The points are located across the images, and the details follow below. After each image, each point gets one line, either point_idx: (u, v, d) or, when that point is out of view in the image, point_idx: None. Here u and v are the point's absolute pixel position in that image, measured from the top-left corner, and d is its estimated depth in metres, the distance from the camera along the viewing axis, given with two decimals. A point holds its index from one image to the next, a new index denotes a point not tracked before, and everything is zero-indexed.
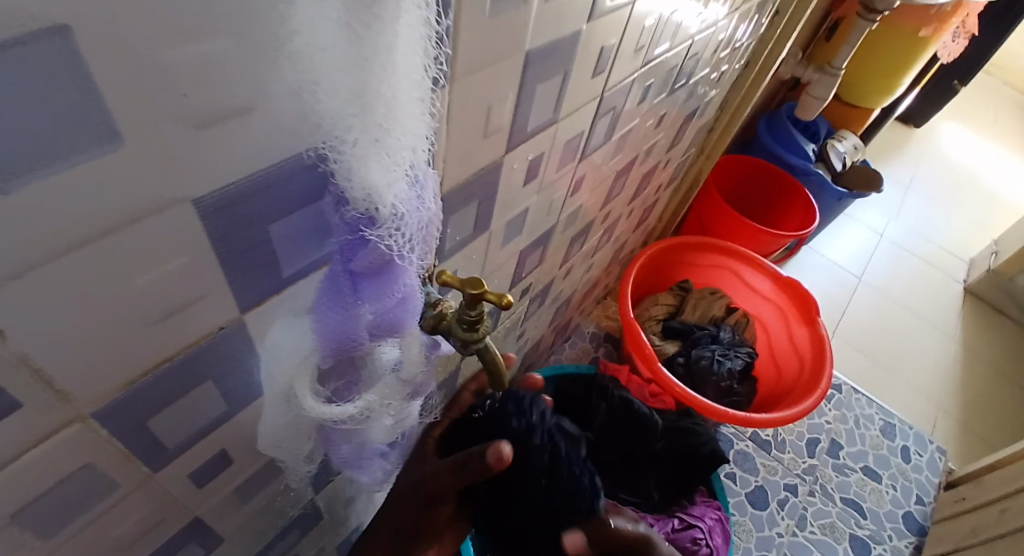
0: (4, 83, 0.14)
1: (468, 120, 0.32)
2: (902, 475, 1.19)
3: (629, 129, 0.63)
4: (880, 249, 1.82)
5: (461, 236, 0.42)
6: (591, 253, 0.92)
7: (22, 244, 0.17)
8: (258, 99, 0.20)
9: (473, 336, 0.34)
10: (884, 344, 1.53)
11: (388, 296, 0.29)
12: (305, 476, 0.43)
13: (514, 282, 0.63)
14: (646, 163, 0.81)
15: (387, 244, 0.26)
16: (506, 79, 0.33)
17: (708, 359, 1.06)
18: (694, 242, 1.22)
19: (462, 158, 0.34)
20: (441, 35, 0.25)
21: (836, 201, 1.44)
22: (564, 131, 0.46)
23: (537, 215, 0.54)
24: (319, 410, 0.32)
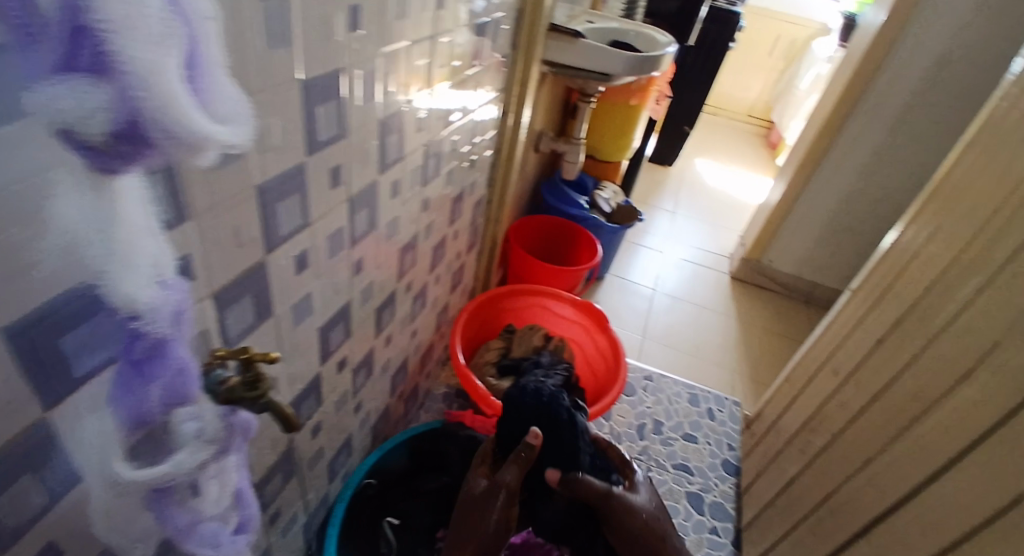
0: None
1: (219, 240, 0.45)
2: (712, 432, 1.49)
3: (395, 215, 0.80)
4: (665, 263, 2.25)
5: (246, 323, 0.53)
6: (408, 320, 1.06)
7: None
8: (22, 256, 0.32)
9: (257, 392, 0.46)
10: (684, 337, 1.90)
11: (164, 370, 0.38)
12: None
13: (326, 357, 0.74)
14: (429, 237, 0.99)
15: (155, 329, 0.35)
16: (244, 206, 0.47)
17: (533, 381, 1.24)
18: (507, 290, 1.44)
19: (222, 267, 0.47)
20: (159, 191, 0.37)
21: (614, 234, 1.78)
22: (323, 230, 0.61)
23: (324, 298, 0.67)
24: (129, 472, 0.38)
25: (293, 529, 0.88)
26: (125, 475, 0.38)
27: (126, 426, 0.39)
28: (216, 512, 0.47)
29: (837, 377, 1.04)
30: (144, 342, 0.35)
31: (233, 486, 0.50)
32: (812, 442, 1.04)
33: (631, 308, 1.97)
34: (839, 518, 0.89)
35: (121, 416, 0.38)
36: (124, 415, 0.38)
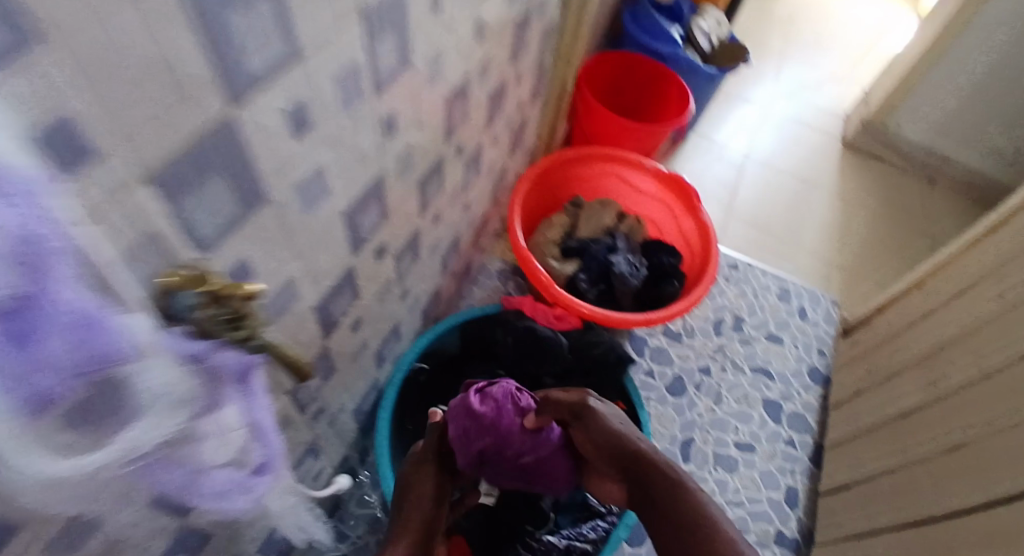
0: None
1: (144, 83, 0.25)
2: (802, 333, 1.30)
3: (437, 47, 0.55)
4: (765, 121, 1.88)
5: (233, 215, 0.37)
6: (459, 191, 0.87)
7: None
8: None
9: (237, 331, 0.33)
10: (776, 214, 1.62)
11: (62, 326, 0.20)
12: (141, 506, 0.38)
13: (358, 244, 0.59)
14: (485, 83, 0.73)
15: (24, 289, 0.18)
16: (179, 25, 0.26)
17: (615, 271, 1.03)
18: (576, 155, 1.16)
19: (159, 134, 0.28)
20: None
21: (709, 81, 1.39)
22: (327, 70, 0.39)
23: (346, 170, 0.49)
24: (77, 465, 0.24)
25: (341, 418, 0.80)
26: (47, 477, 0.23)
27: (70, 422, 0.25)
28: (214, 459, 0.36)
29: (997, 304, 0.86)
30: (111, 364, 0.23)
31: (239, 435, 0.37)
32: (949, 380, 0.88)
33: (720, 177, 1.68)
34: (948, 480, 0.80)
35: (62, 424, 0.24)
36: (63, 417, 0.24)
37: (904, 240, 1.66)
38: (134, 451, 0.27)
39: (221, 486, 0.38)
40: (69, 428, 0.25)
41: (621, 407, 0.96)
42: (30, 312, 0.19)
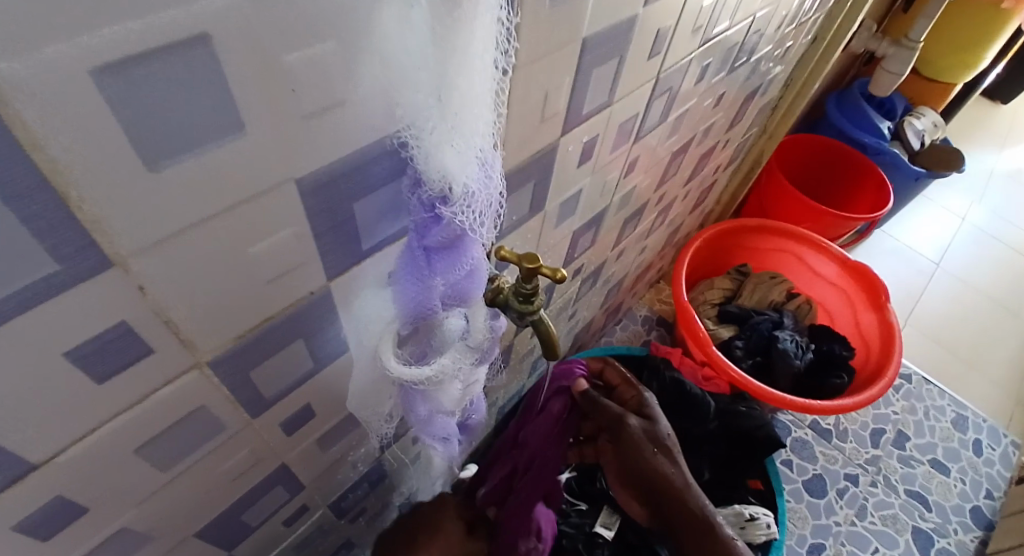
0: (165, 91, 0.17)
1: (529, 105, 0.34)
2: (973, 469, 1.15)
3: (686, 109, 0.61)
4: (961, 233, 1.72)
5: (518, 216, 0.45)
6: (643, 236, 0.91)
7: (142, 224, 0.20)
8: (277, 67, 0.19)
9: (529, 308, 0.38)
10: (962, 335, 1.46)
11: (457, 270, 0.30)
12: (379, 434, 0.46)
13: (568, 262, 0.66)
14: (703, 145, 0.78)
15: (461, 219, 0.27)
16: (563, 66, 0.34)
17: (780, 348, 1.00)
18: (755, 226, 1.16)
19: (520, 142, 0.36)
20: (505, 42, 0.25)
21: (913, 181, 1.33)
22: (618, 114, 0.47)
23: (591, 196, 0.56)
24: (401, 372, 0.32)
25: (490, 413, 0.86)
26: (393, 373, 0.33)
27: (404, 343, 0.35)
28: (455, 409, 0.40)
29: None
30: (459, 303, 0.32)
31: (474, 392, 0.41)
32: None
33: (898, 280, 1.56)
34: None
35: (405, 345, 0.35)
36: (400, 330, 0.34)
37: None
38: (438, 379, 0.35)
39: (445, 432, 0.42)
40: (408, 354, 0.35)
41: (759, 486, 0.95)
42: (447, 253, 0.28)
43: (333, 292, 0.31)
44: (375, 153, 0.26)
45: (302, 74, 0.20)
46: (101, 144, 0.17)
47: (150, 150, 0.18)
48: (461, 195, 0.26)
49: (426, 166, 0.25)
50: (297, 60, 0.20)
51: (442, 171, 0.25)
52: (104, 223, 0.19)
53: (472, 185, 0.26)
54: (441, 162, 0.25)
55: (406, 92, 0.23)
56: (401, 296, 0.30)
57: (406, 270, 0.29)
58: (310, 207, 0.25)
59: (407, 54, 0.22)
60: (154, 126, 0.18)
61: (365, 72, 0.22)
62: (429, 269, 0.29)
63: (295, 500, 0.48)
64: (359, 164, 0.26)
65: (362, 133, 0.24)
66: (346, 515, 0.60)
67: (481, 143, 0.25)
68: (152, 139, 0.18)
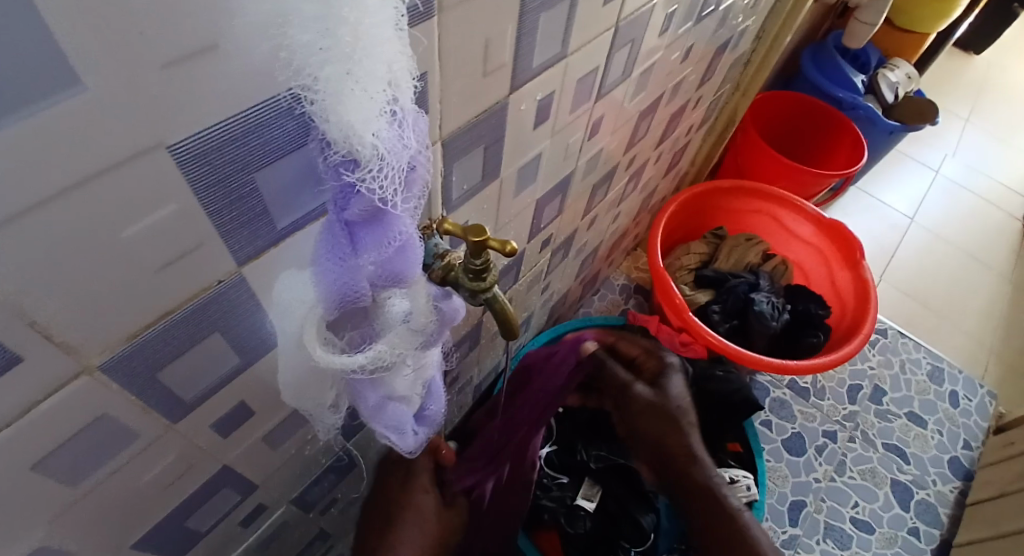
0: None
1: (466, 55, 0.30)
2: (950, 420, 1.17)
3: (652, 64, 0.57)
4: (934, 187, 1.72)
5: (469, 185, 0.41)
6: (616, 202, 0.88)
7: None
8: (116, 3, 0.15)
9: (481, 285, 0.34)
10: (936, 288, 1.46)
11: (386, 246, 0.26)
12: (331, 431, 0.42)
13: (533, 233, 0.62)
14: (673, 103, 0.74)
15: (375, 187, 0.23)
16: (502, 9, 0.30)
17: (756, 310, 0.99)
18: (730, 187, 1.13)
19: (461, 100, 0.32)
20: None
21: (888, 135, 1.31)
22: (574, 69, 0.43)
23: (553, 161, 0.53)
24: (329, 360, 0.29)
25: (465, 393, 0.83)
26: (323, 362, 0.29)
27: (342, 327, 0.33)
28: (407, 392, 0.37)
29: None
30: (393, 283, 0.29)
31: (427, 375, 0.38)
32: None
33: (873, 237, 1.55)
34: None
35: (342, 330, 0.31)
36: (337, 319, 0.32)
37: None
38: (377, 365, 0.32)
39: (399, 421, 0.39)
40: (348, 341, 0.33)
41: (738, 449, 0.93)
42: (372, 227, 0.25)
43: (248, 278, 0.27)
44: (268, 114, 0.22)
45: (155, 11, 0.16)
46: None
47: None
48: (371, 156, 0.22)
49: (326, 123, 0.21)
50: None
51: (344, 129, 0.21)
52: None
53: (383, 145, 0.22)
54: (340, 114, 0.20)
55: (292, 26, 0.19)
56: (321, 280, 0.27)
57: (326, 250, 0.26)
58: (194, 180, 0.21)
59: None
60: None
61: (239, 8, 0.18)
62: (352, 248, 0.26)
63: (249, 500, 0.44)
64: (251, 127, 0.22)
65: (248, 84, 0.20)
66: (314, 509, 0.57)
67: (385, 89, 0.21)
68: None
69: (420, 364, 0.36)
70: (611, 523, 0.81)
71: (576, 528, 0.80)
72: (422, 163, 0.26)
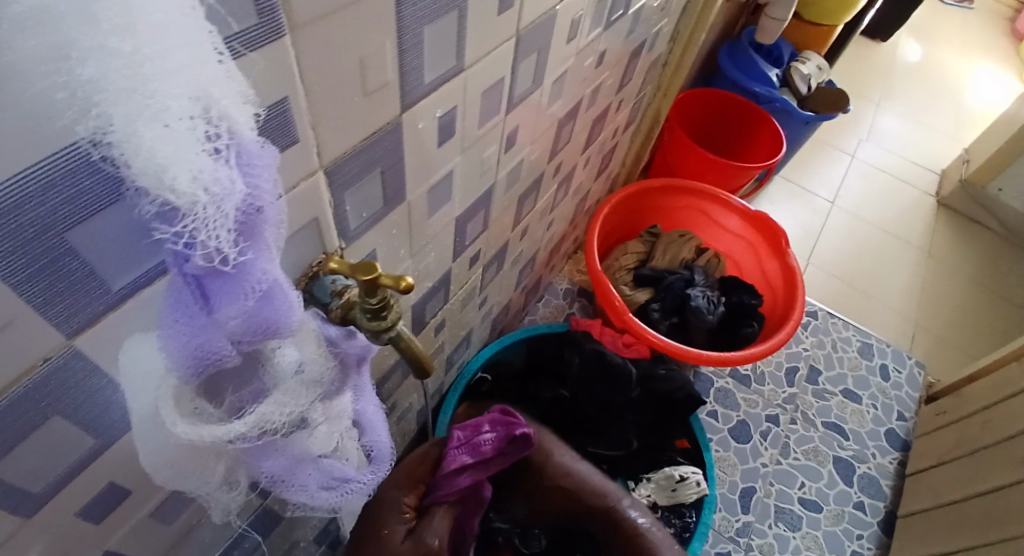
0: None
1: (336, 76, 0.27)
2: (882, 394, 1.22)
3: (565, 69, 0.56)
4: (851, 170, 1.81)
5: (371, 212, 0.38)
6: (548, 209, 0.87)
7: None
8: None
9: (381, 325, 0.31)
10: (860, 267, 1.54)
11: (244, 298, 0.23)
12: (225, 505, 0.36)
13: (459, 251, 0.60)
14: (594, 107, 0.74)
15: (210, 237, 0.20)
16: (373, 24, 0.27)
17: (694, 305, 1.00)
18: (660, 185, 1.14)
19: (339, 123, 0.29)
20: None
21: (803, 126, 1.36)
22: (476, 81, 0.41)
23: (467, 177, 0.50)
24: (194, 434, 0.25)
25: (407, 419, 0.80)
26: (186, 437, 0.25)
27: (223, 390, 0.28)
28: (319, 447, 0.34)
29: None
30: (266, 334, 0.25)
31: (341, 426, 0.36)
32: None
33: (800, 222, 1.62)
34: None
35: (217, 393, 0.28)
36: (210, 382, 0.28)
37: (1000, 314, 1.54)
38: (264, 425, 0.28)
39: (309, 476, 0.36)
40: (233, 404, 0.29)
41: (686, 445, 0.94)
42: (221, 279, 0.22)
43: (85, 350, 0.23)
44: (66, 168, 0.18)
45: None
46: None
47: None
48: (194, 202, 0.18)
49: (132, 169, 0.17)
50: None
51: (154, 173, 0.17)
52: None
53: (211, 188, 0.19)
54: (147, 154, 0.17)
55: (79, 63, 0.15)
56: (169, 344, 0.23)
57: (172, 308, 0.22)
58: None
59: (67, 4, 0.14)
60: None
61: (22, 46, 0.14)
62: (202, 304, 0.22)
63: None
64: (52, 179, 0.18)
65: (34, 130, 0.16)
66: None
67: (197, 119, 0.18)
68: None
69: (328, 412, 0.34)
70: (564, 538, 0.81)
71: (530, 547, 0.80)
72: (275, 202, 0.23)
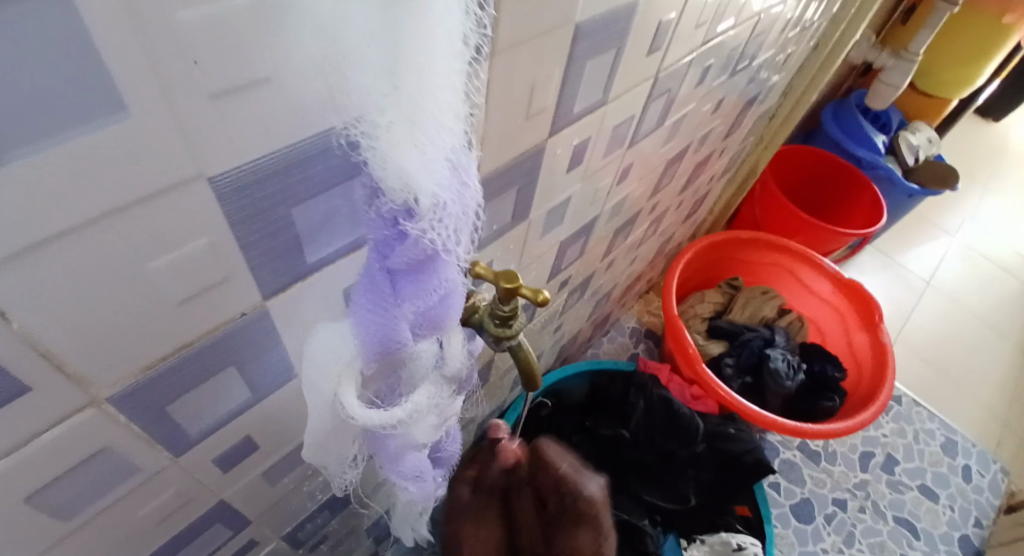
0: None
1: (512, 100, 0.29)
2: (961, 496, 1.12)
3: (684, 114, 0.57)
4: (950, 252, 1.71)
5: (499, 225, 0.40)
6: (635, 246, 0.87)
7: None
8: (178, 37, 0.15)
9: (506, 332, 0.33)
10: (951, 355, 1.43)
11: (428, 293, 0.25)
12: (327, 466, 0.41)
13: (553, 274, 0.61)
14: (699, 153, 0.74)
15: (430, 237, 0.23)
16: (551, 55, 0.29)
17: (775, 368, 0.97)
18: (747, 238, 1.12)
19: (501, 141, 0.32)
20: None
21: (906, 198, 1.30)
22: (612, 116, 0.42)
23: (580, 204, 0.52)
24: (369, 419, 0.27)
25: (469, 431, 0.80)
26: (359, 422, 0.27)
27: (370, 384, 0.31)
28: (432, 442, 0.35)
29: None
30: (434, 328, 0.28)
31: (450, 425, 0.37)
32: None
33: (888, 298, 1.54)
34: None
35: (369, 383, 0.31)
36: (368, 375, 0.30)
37: None
38: (411, 417, 0.30)
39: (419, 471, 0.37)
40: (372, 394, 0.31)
41: (747, 513, 0.90)
42: (419, 274, 0.24)
43: (273, 311, 0.26)
44: (315, 151, 0.21)
45: (209, 44, 0.16)
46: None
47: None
48: (430, 207, 0.22)
49: (384, 171, 0.21)
50: (187, 30, 0.15)
51: (404, 179, 0.21)
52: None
53: (442, 196, 0.22)
54: (400, 164, 0.20)
55: (352, 66, 0.18)
56: (360, 329, 0.26)
57: (366, 298, 0.25)
58: (231, 212, 0.20)
59: (357, 19, 0.17)
60: None
61: (298, 39, 0.17)
62: (397, 295, 0.25)
63: (241, 535, 0.42)
64: (294, 162, 0.21)
65: (294, 120, 0.19)
66: (304, 546, 0.55)
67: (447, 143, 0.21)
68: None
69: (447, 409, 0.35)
70: None
71: None
72: (472, 216, 0.25)
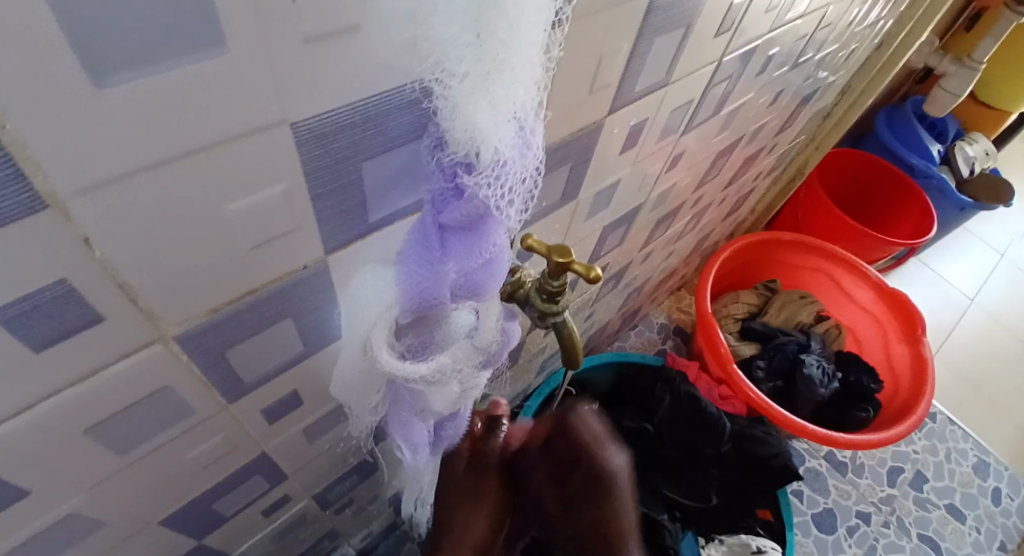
0: None
1: (579, 73, 0.29)
2: (989, 518, 1.09)
3: (742, 103, 0.56)
4: (999, 270, 1.64)
5: (549, 203, 0.40)
6: (674, 238, 0.86)
7: (82, 160, 0.15)
8: None
9: (552, 308, 0.33)
10: (993, 376, 1.38)
11: (475, 256, 0.25)
12: (365, 427, 0.41)
13: (592, 259, 0.61)
14: (749, 147, 0.72)
15: (486, 194, 0.23)
16: (622, 28, 0.29)
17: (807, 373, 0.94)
18: (788, 240, 1.09)
19: (563, 115, 0.31)
20: None
21: (958, 211, 1.25)
22: (672, 98, 0.41)
23: (628, 189, 0.51)
24: (395, 367, 0.27)
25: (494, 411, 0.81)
26: (386, 368, 0.27)
27: (405, 333, 0.32)
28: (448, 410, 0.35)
29: None
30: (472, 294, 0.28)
31: (471, 399, 0.37)
32: None
33: (930, 313, 1.48)
34: None
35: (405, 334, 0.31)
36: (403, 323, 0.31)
37: None
38: (434, 376, 0.30)
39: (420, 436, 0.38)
40: (406, 347, 0.32)
41: (767, 517, 0.88)
42: (467, 233, 0.25)
43: (331, 268, 0.27)
44: (396, 102, 0.22)
45: None
46: (30, 51, 0.12)
47: (95, 60, 0.13)
48: (490, 163, 0.22)
49: (452, 121, 0.21)
50: None
51: (471, 131, 0.21)
52: (26, 156, 0.14)
53: (504, 154, 0.22)
54: (469, 117, 0.20)
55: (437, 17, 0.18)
56: (403, 279, 0.26)
57: (416, 248, 0.25)
58: (307, 161, 0.21)
59: None
60: (99, 30, 0.13)
61: None
62: (442, 250, 0.25)
63: (276, 490, 0.43)
64: (369, 115, 0.21)
65: (378, 72, 0.20)
66: (331, 507, 0.56)
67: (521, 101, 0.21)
68: (96, 44, 0.13)
69: (470, 382, 0.34)
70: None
71: None
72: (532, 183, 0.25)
